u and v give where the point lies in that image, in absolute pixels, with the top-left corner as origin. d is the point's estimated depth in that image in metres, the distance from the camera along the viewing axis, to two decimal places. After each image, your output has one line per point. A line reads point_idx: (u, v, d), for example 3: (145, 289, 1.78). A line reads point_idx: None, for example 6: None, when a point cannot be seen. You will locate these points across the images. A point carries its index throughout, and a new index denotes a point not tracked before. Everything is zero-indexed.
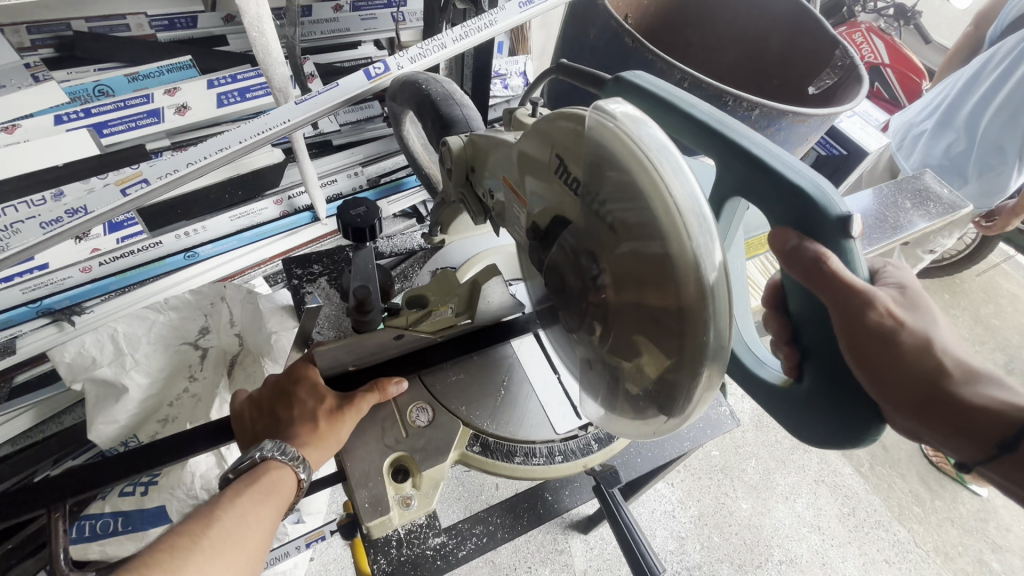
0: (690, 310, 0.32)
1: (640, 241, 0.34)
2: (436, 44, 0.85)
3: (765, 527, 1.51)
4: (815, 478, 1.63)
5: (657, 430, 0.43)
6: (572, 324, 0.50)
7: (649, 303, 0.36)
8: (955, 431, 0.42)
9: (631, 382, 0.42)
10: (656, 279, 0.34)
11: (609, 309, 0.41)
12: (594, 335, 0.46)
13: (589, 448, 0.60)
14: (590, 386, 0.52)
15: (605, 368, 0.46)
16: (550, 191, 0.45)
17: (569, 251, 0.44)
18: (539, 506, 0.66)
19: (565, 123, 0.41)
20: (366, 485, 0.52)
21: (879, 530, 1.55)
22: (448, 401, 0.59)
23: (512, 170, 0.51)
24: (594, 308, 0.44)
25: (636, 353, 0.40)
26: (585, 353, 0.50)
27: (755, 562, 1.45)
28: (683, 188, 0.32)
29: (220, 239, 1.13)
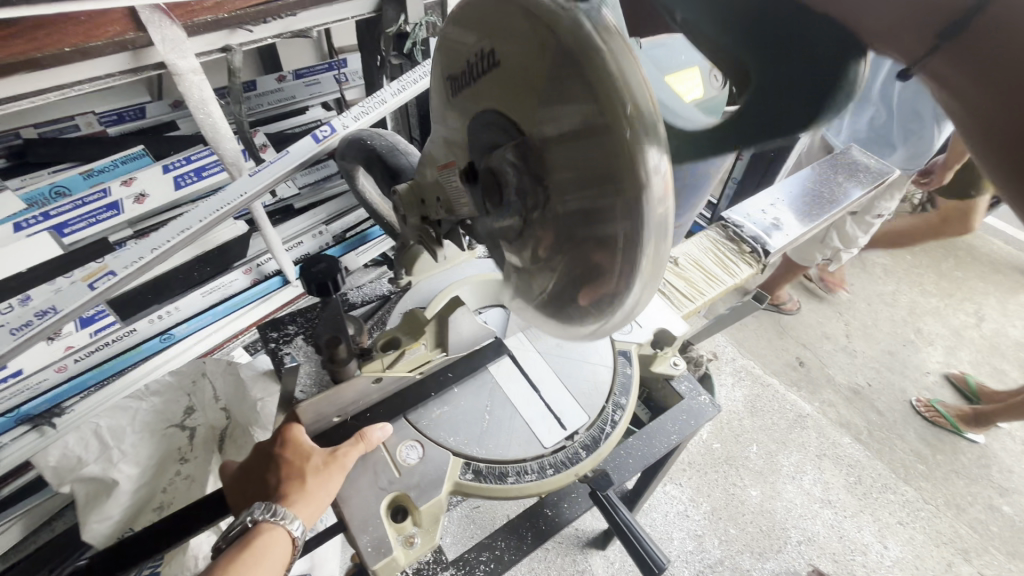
0: (623, 143, 0.31)
1: (567, 93, 0.34)
2: (377, 101, 0.92)
3: (780, 508, 1.53)
4: (818, 453, 1.66)
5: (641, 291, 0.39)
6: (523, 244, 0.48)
7: (580, 142, 0.35)
8: (973, 67, 0.24)
9: (582, 260, 0.42)
10: (576, 96, 0.33)
11: (550, 189, 0.40)
12: (549, 237, 0.43)
13: (578, 456, 0.62)
14: (563, 304, 0.48)
15: (572, 265, 0.43)
16: (479, 96, 0.44)
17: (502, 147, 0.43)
18: (540, 523, 0.66)
19: (477, 22, 0.42)
20: (367, 530, 0.53)
21: (888, 494, 1.59)
22: (436, 434, 0.61)
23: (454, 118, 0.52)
24: (540, 202, 0.42)
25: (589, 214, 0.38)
26: (534, 278, 0.50)
27: (776, 545, 1.46)
28: (593, 22, 0.32)
29: (195, 317, 1.14)
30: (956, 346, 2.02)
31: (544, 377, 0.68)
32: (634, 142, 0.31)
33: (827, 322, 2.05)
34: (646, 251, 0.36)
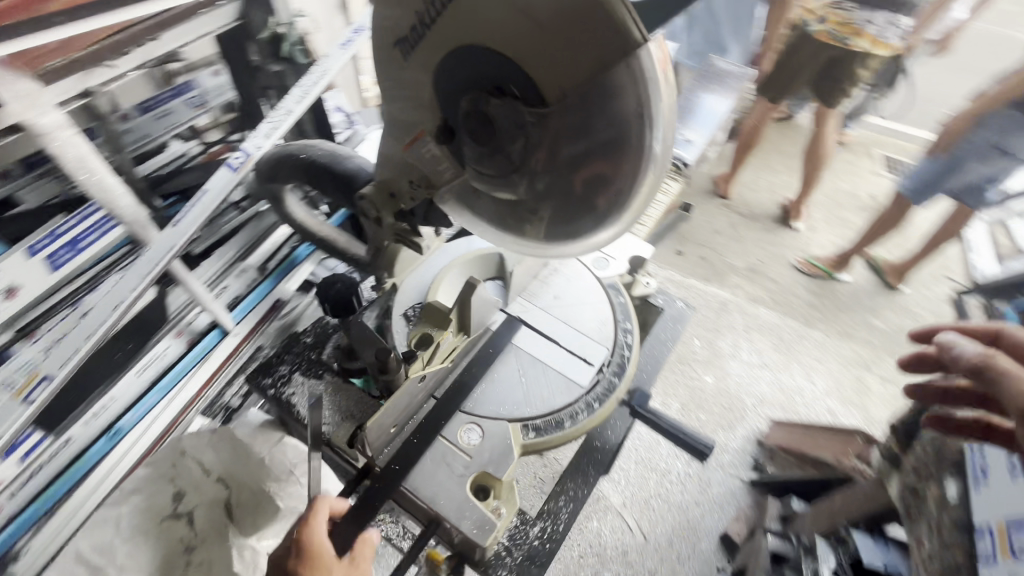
0: (628, 47, 0.36)
1: (558, 17, 0.37)
2: (283, 113, 0.87)
3: (731, 383, 1.77)
4: (744, 328, 1.93)
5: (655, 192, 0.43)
6: (521, 181, 0.50)
7: (579, 61, 0.38)
8: None
9: (583, 175, 0.46)
10: (568, 14, 0.37)
11: (552, 115, 0.43)
12: (554, 164, 0.47)
13: (613, 383, 0.69)
14: (569, 236, 0.51)
15: (578, 189, 0.47)
16: (444, 49, 0.45)
17: (486, 93, 0.45)
18: (595, 455, 0.70)
19: None
20: (465, 516, 0.55)
21: (803, 341, 1.90)
22: (485, 412, 0.63)
23: (406, 85, 0.52)
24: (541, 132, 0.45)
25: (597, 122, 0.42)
26: (528, 213, 0.53)
27: (738, 414, 1.69)
28: None
29: (137, 401, 1.00)
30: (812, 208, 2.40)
31: (556, 328, 0.73)
32: (640, 42, 0.36)
33: (716, 218, 2.33)
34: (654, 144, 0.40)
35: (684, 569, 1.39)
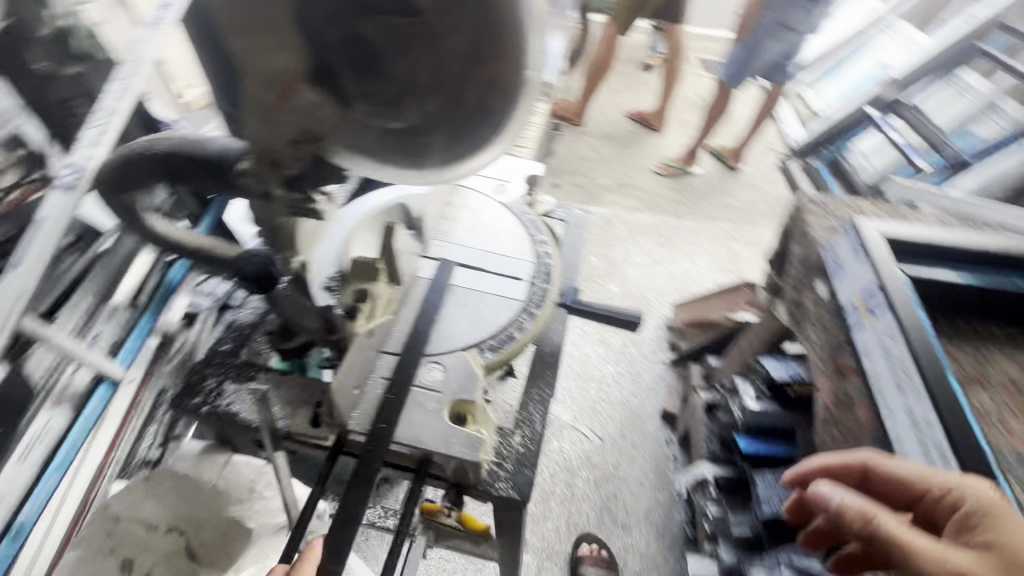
0: None
1: None
2: (105, 113, 0.76)
3: (632, 289, 1.98)
4: (628, 236, 2.16)
5: (539, 78, 0.48)
6: (412, 104, 0.51)
7: None
8: None
9: (473, 76, 0.48)
10: None
11: (430, 22, 0.44)
12: (443, 80, 0.48)
13: (544, 288, 0.73)
14: (470, 146, 0.54)
15: (471, 94, 0.50)
16: None
17: (355, 14, 0.44)
18: (547, 358, 0.76)
19: None
20: (453, 441, 0.57)
21: (676, 234, 2.19)
22: (440, 348, 0.65)
23: (240, 41, 0.46)
24: (426, 49, 0.46)
25: (479, 32, 0.44)
26: (428, 132, 0.54)
27: (646, 311, 1.92)
28: None
29: (31, 492, 0.79)
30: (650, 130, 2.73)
31: (478, 258, 0.76)
32: None
33: (577, 147, 2.52)
34: (534, 36, 0.45)
35: (642, 452, 1.58)
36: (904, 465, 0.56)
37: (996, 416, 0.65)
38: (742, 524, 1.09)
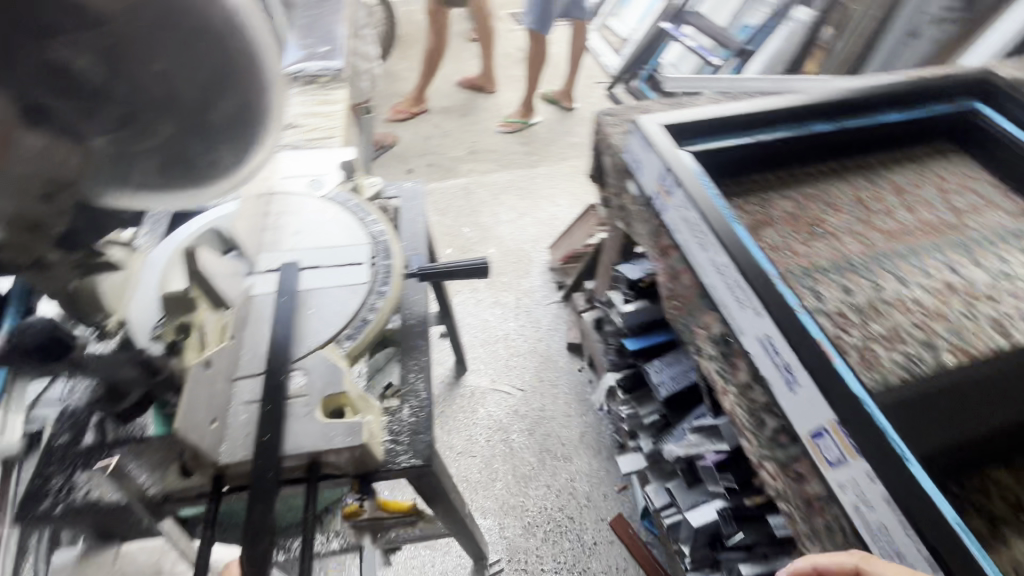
0: None
1: None
2: None
3: (509, 248, 2.07)
4: (491, 200, 2.24)
5: (268, 57, 0.51)
6: (159, 123, 0.47)
7: None
8: None
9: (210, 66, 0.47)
10: None
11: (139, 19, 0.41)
12: (178, 90, 0.46)
13: (387, 264, 0.74)
14: (242, 140, 0.54)
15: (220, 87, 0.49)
16: None
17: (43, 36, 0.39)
18: (416, 329, 0.77)
19: None
20: (334, 434, 0.57)
21: (533, 184, 2.32)
22: (296, 355, 0.63)
23: None
24: (143, 63, 0.43)
25: (192, 23, 0.44)
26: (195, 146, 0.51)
27: (528, 264, 2.03)
28: None
29: None
30: (481, 97, 2.81)
31: (313, 257, 0.74)
32: None
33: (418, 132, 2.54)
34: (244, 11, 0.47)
35: (561, 389, 1.71)
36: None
37: (780, 248, 0.80)
38: (651, 413, 1.22)
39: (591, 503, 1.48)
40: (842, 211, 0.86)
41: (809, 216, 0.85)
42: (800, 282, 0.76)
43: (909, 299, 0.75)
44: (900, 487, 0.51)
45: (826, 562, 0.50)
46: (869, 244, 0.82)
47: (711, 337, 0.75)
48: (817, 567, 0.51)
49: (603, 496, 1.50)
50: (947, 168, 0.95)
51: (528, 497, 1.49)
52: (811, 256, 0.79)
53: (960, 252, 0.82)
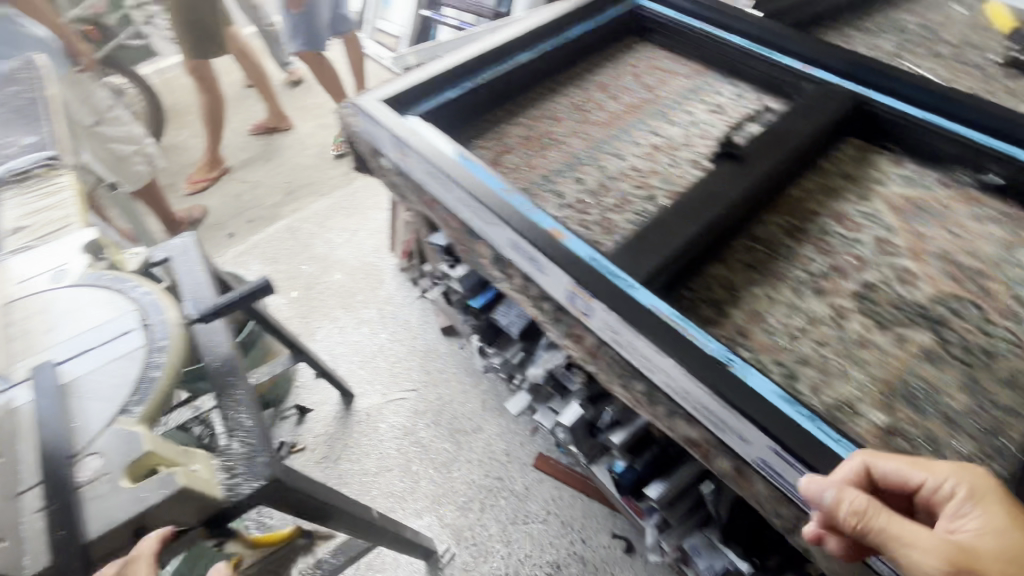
0: None
1: None
2: None
3: (354, 268, 2.08)
4: (321, 230, 2.23)
5: None
6: None
7: None
8: None
9: None
10: None
11: None
12: None
13: (161, 321, 0.73)
14: None
15: None
16: None
17: None
18: (226, 369, 0.77)
19: None
20: (145, 491, 0.57)
21: (356, 200, 2.34)
22: (84, 444, 0.61)
23: None
24: None
25: None
26: None
27: (378, 275, 2.05)
28: None
29: None
30: (276, 138, 2.73)
31: (76, 345, 0.71)
32: None
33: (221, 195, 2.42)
34: None
35: (449, 371, 1.77)
36: (980, 531, 0.46)
37: (520, 168, 0.91)
38: (515, 350, 1.30)
39: (511, 457, 1.58)
40: (563, 118, 0.99)
41: (537, 133, 0.96)
42: (542, 189, 0.88)
43: (628, 169, 0.90)
44: (634, 312, 0.63)
45: (890, 470, 0.49)
46: (589, 138, 0.96)
47: (490, 262, 0.82)
48: (871, 468, 0.49)
49: (519, 445, 1.60)
50: (636, 57, 1.12)
51: (455, 479, 1.54)
52: (547, 163, 0.91)
53: (658, 118, 0.99)
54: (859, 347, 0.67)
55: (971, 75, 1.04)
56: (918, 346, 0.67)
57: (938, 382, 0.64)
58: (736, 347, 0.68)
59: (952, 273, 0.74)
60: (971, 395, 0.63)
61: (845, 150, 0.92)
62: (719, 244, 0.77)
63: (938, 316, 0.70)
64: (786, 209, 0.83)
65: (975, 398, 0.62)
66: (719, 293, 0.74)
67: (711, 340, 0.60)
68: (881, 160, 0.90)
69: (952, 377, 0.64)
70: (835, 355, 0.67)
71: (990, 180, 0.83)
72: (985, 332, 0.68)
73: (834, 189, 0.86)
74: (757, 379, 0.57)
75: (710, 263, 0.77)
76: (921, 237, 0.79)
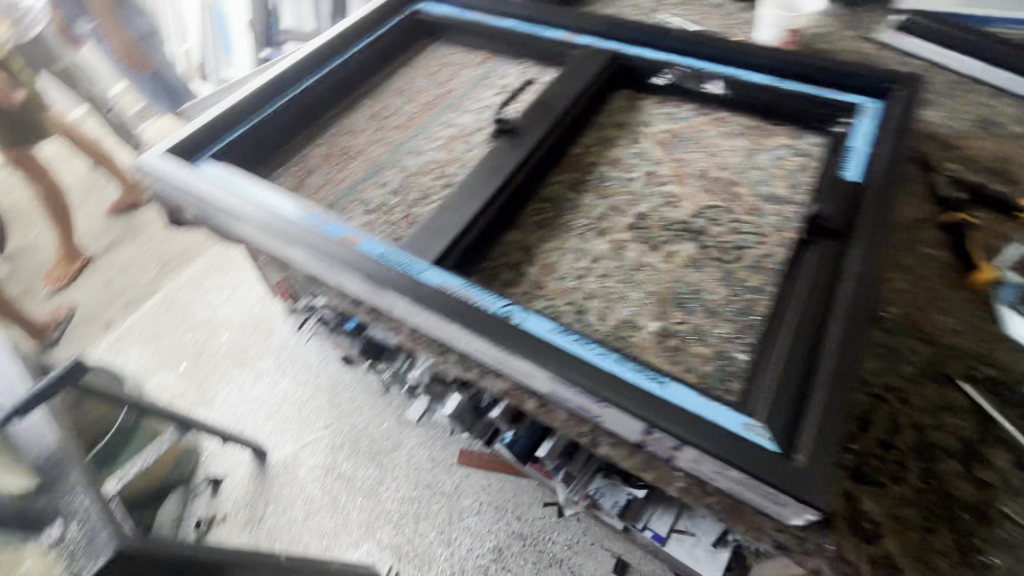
0: None
1: None
2: None
3: (242, 323, 2.01)
4: (201, 295, 2.14)
5: None
6: None
7: None
8: None
9: None
10: None
11: None
12: None
13: None
14: None
15: None
16: None
17: None
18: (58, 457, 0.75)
19: None
20: None
21: (232, 255, 2.26)
22: None
23: None
24: None
25: None
26: None
27: (267, 323, 2.00)
28: None
29: None
30: (134, 213, 2.58)
31: None
32: None
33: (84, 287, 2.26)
34: None
35: (359, 397, 1.76)
36: None
37: (325, 186, 0.93)
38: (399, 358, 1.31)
39: (436, 462, 1.59)
40: (363, 131, 1.03)
41: (340, 150, 1.00)
42: (347, 200, 0.90)
43: (427, 163, 0.95)
44: (425, 293, 0.68)
45: None
46: (389, 143, 1.00)
47: (307, 282, 0.84)
48: None
49: (441, 449, 1.62)
50: (428, 58, 1.18)
51: (385, 500, 1.55)
52: (350, 176, 0.94)
53: (452, 109, 1.04)
54: (636, 271, 0.76)
55: (716, 15, 1.19)
56: (684, 257, 0.76)
57: (701, 283, 0.73)
58: (533, 299, 0.74)
59: (709, 187, 0.85)
60: (727, 287, 0.72)
61: (616, 103, 1.02)
62: (508, 212, 0.84)
63: (698, 227, 0.80)
64: (570, 166, 0.92)
65: (730, 288, 0.72)
66: (516, 256, 0.80)
67: (494, 298, 0.67)
68: (648, 104, 1.01)
69: (711, 275, 0.74)
70: (617, 283, 0.75)
71: (731, 101, 0.96)
72: (736, 231, 0.79)
73: (610, 139, 0.95)
74: (535, 320, 0.65)
75: (505, 231, 0.83)
76: (682, 163, 0.89)
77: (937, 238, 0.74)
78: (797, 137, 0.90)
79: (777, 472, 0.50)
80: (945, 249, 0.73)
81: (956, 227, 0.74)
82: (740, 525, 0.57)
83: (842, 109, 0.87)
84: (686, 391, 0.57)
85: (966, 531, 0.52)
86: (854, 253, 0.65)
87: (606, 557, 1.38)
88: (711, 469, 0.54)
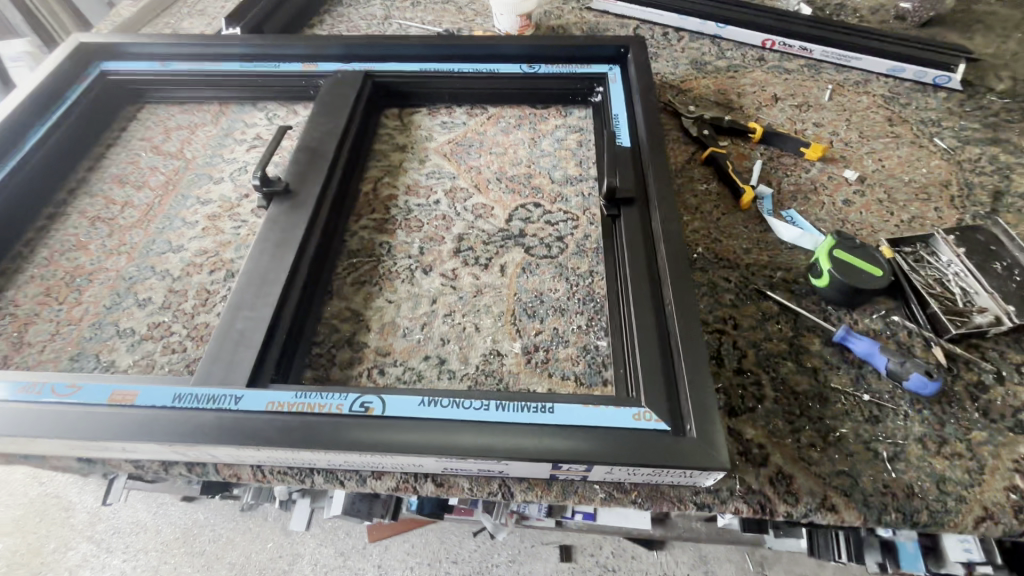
0: None
1: None
2: None
3: (18, 520, 1.48)
4: None
5: None
6: None
7: None
8: None
9: None
10: None
11: None
12: None
13: None
14: None
15: None
16: None
17: None
18: None
19: None
20: None
21: None
22: None
23: None
24: None
25: None
26: None
27: (59, 503, 1.50)
28: None
29: None
30: None
31: None
32: None
33: None
34: None
35: (221, 532, 1.44)
36: None
37: (59, 332, 0.69)
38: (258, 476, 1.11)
39: (346, 554, 1.40)
40: (87, 242, 0.79)
41: (62, 276, 0.75)
42: (100, 340, 0.69)
43: (194, 255, 0.77)
44: (255, 423, 0.55)
45: None
46: (132, 246, 0.78)
47: (81, 467, 0.62)
48: None
49: (345, 537, 1.42)
50: (144, 126, 0.95)
51: None
52: (91, 307, 0.72)
53: (201, 182, 0.86)
54: (478, 297, 0.72)
55: (450, 11, 1.18)
56: (516, 264, 0.75)
57: (541, 286, 0.73)
58: (384, 369, 0.66)
59: (510, 187, 0.85)
60: (565, 280, 0.73)
61: (388, 125, 0.95)
62: (317, 281, 0.72)
63: (517, 230, 0.79)
64: (366, 207, 0.83)
65: (568, 280, 0.73)
66: (346, 328, 0.70)
67: (340, 395, 0.57)
68: (420, 117, 0.96)
69: (548, 274, 0.74)
70: (464, 316, 0.70)
71: (498, 95, 0.96)
72: (550, 223, 0.80)
73: (397, 164, 0.89)
74: (396, 401, 0.57)
75: (322, 304, 0.72)
76: (477, 170, 0.87)
77: (704, 172, 0.85)
78: (566, 115, 0.95)
79: (676, 450, 0.52)
80: (714, 181, 0.84)
81: (713, 159, 0.85)
82: (666, 505, 0.57)
83: (593, 80, 0.93)
84: (572, 406, 0.56)
85: (816, 416, 0.61)
86: (654, 214, 0.70)
87: (550, 550, 1.39)
88: (623, 472, 0.54)
